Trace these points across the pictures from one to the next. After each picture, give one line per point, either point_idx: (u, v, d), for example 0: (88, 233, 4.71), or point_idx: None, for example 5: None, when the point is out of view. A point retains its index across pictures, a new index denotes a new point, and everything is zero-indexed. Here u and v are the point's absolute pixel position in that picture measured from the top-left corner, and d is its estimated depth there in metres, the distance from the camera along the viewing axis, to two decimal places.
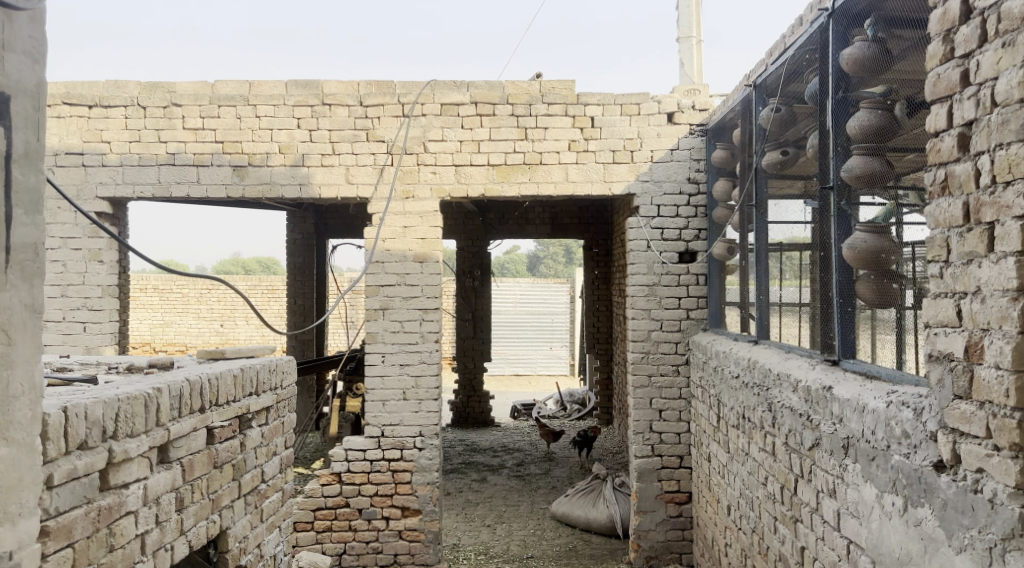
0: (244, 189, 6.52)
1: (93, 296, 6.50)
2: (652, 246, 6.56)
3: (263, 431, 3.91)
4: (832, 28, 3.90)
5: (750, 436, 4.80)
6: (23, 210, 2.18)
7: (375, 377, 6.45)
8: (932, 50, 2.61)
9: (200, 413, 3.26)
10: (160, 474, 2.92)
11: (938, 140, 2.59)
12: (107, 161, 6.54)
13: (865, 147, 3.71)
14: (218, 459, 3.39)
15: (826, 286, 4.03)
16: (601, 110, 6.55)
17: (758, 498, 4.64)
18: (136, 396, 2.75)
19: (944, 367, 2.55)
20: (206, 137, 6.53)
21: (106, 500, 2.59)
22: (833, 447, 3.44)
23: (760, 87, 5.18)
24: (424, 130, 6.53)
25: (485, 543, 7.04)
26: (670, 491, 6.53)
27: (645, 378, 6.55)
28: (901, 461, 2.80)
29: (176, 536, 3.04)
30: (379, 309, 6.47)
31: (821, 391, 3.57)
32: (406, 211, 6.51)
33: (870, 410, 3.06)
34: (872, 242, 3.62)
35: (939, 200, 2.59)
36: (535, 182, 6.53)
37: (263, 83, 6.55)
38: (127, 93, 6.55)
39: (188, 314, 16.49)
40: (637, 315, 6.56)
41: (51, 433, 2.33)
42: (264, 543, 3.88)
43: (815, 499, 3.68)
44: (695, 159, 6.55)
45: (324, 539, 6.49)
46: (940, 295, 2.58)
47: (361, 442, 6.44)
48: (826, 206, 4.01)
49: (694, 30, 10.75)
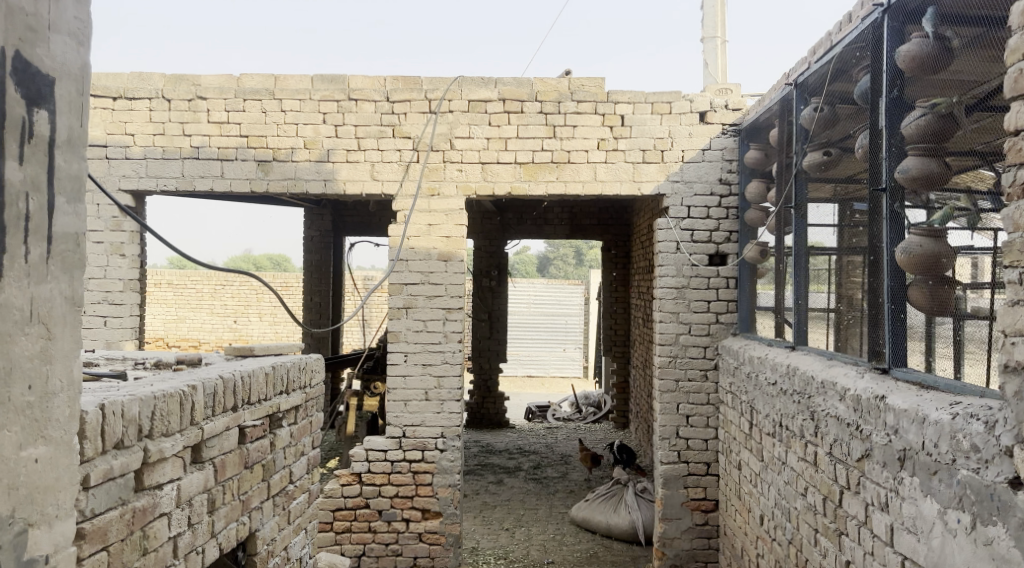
0: (268, 184, 6.41)
1: (115, 290, 6.41)
2: (682, 248, 6.41)
3: (292, 430, 3.80)
4: (887, 24, 3.74)
5: (788, 445, 4.67)
6: (65, 198, 2.07)
7: (398, 377, 6.34)
8: (1014, 44, 2.51)
9: (232, 412, 3.16)
10: (193, 475, 2.81)
11: (1019, 139, 2.49)
12: (130, 154, 6.45)
13: (921, 148, 3.58)
14: (249, 460, 3.28)
15: (875, 291, 3.88)
16: (632, 108, 6.42)
17: (797, 509, 4.51)
18: (171, 395, 2.65)
19: (1022, 379, 2.46)
20: (231, 131, 6.43)
21: (141, 502, 2.49)
22: (887, 459, 3.32)
23: (801, 86, 5.05)
24: (451, 126, 6.42)
25: (505, 547, 6.92)
26: (696, 499, 6.40)
27: (672, 383, 6.42)
28: (969, 476, 2.70)
29: (208, 538, 2.93)
30: (402, 307, 6.36)
31: (874, 400, 3.45)
32: (431, 209, 6.40)
33: (931, 422, 2.94)
34: (928, 246, 3.49)
35: (1020, 201, 2.47)
36: (562, 181, 6.41)
37: (289, 77, 6.44)
38: (152, 85, 6.45)
39: (201, 309, 16.44)
40: (665, 318, 6.42)
41: (88, 431, 2.23)
42: (291, 546, 3.77)
43: (863, 513, 3.57)
44: (727, 159, 6.41)
45: (344, 540, 6.39)
46: (1017, 303, 2.48)
47: (382, 443, 6.32)
48: (878, 208, 3.86)
49: (719, 31, 10.61)
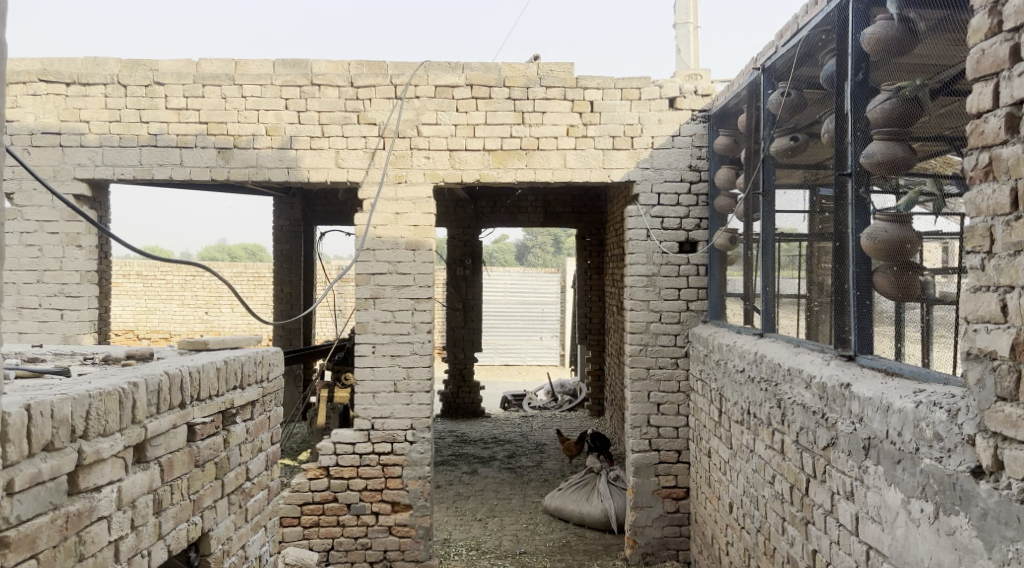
0: (229, 172, 6.27)
1: (72, 283, 6.24)
2: (652, 235, 6.34)
3: (248, 426, 3.69)
4: (852, 7, 3.70)
5: (756, 433, 4.63)
6: None
7: (366, 368, 6.24)
8: (976, 23, 2.50)
9: (180, 409, 3.05)
10: (136, 475, 2.71)
11: (981, 121, 2.48)
12: (85, 142, 6.27)
13: (887, 132, 3.53)
14: (200, 458, 3.17)
15: (841, 278, 3.84)
16: (601, 94, 6.33)
17: (765, 497, 4.46)
18: (109, 392, 2.56)
19: (984, 366, 2.44)
20: (190, 118, 6.27)
21: (75, 506, 2.40)
22: (852, 447, 3.27)
23: (768, 70, 4.98)
24: (417, 113, 6.30)
25: (477, 538, 6.85)
26: (667, 487, 6.36)
27: (643, 371, 6.36)
28: (932, 465, 2.67)
29: (154, 540, 2.83)
30: (370, 298, 6.25)
31: (839, 388, 3.40)
32: (397, 197, 6.29)
33: (894, 410, 2.90)
34: (893, 231, 3.46)
35: (981, 185, 2.47)
36: (532, 168, 6.31)
37: (250, 62, 6.29)
38: (107, 70, 6.26)
39: (171, 301, 16.18)
40: (636, 306, 6.35)
41: (10, 435, 2.17)
42: (249, 544, 3.66)
43: (829, 501, 3.52)
44: (696, 146, 6.35)
45: (311, 535, 6.29)
46: (980, 289, 2.47)
47: (350, 435, 6.23)
48: (844, 193, 3.81)
49: (691, 16, 10.53)
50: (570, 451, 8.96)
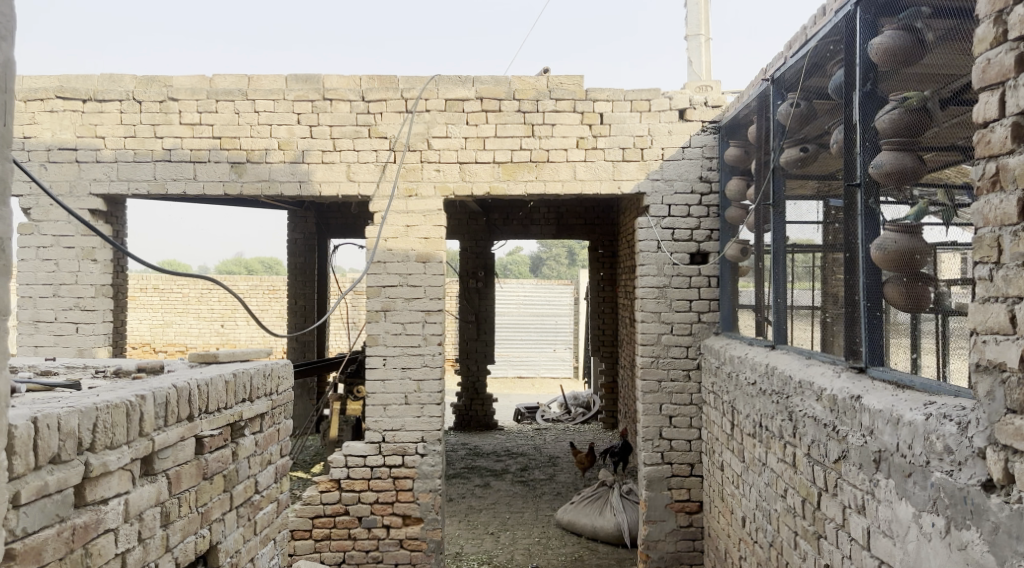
0: (242, 186, 6.31)
1: (87, 296, 6.28)
2: (663, 247, 6.33)
3: (256, 439, 3.69)
4: (861, 16, 3.69)
5: (768, 446, 4.59)
6: None
7: (377, 381, 6.24)
8: (982, 33, 2.49)
9: (189, 422, 3.05)
10: (144, 488, 2.72)
11: (988, 131, 2.46)
12: (101, 157, 6.34)
13: (895, 142, 3.51)
14: (208, 470, 3.17)
15: (851, 288, 3.81)
16: (611, 106, 6.34)
17: (777, 511, 4.42)
18: (116, 405, 2.57)
19: (994, 378, 2.41)
20: (204, 133, 6.32)
21: (82, 518, 2.42)
22: (863, 461, 3.24)
23: (778, 81, 4.98)
24: (428, 126, 6.33)
25: (489, 552, 6.82)
26: (680, 500, 6.32)
27: (654, 383, 6.33)
28: (943, 479, 2.64)
29: (161, 553, 2.84)
30: (381, 310, 6.26)
31: (849, 400, 3.38)
32: (408, 210, 6.31)
33: (904, 422, 2.87)
34: (902, 242, 3.44)
35: (989, 195, 2.46)
36: (542, 180, 6.32)
37: (263, 77, 6.33)
38: (123, 86, 6.32)
39: (188, 314, 16.28)
40: (647, 318, 6.34)
41: (17, 447, 2.18)
42: (257, 557, 3.66)
43: (841, 515, 3.49)
44: (707, 157, 6.33)
45: (322, 548, 6.27)
46: (988, 300, 2.45)
47: (361, 448, 6.23)
48: (853, 204, 3.80)
49: (703, 28, 10.54)
50: (582, 464, 8.90)
